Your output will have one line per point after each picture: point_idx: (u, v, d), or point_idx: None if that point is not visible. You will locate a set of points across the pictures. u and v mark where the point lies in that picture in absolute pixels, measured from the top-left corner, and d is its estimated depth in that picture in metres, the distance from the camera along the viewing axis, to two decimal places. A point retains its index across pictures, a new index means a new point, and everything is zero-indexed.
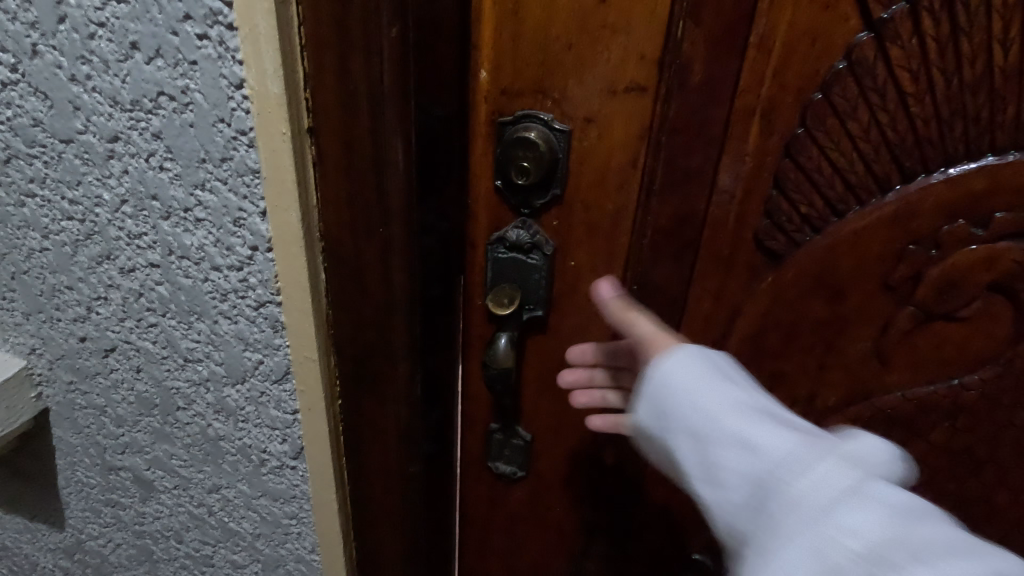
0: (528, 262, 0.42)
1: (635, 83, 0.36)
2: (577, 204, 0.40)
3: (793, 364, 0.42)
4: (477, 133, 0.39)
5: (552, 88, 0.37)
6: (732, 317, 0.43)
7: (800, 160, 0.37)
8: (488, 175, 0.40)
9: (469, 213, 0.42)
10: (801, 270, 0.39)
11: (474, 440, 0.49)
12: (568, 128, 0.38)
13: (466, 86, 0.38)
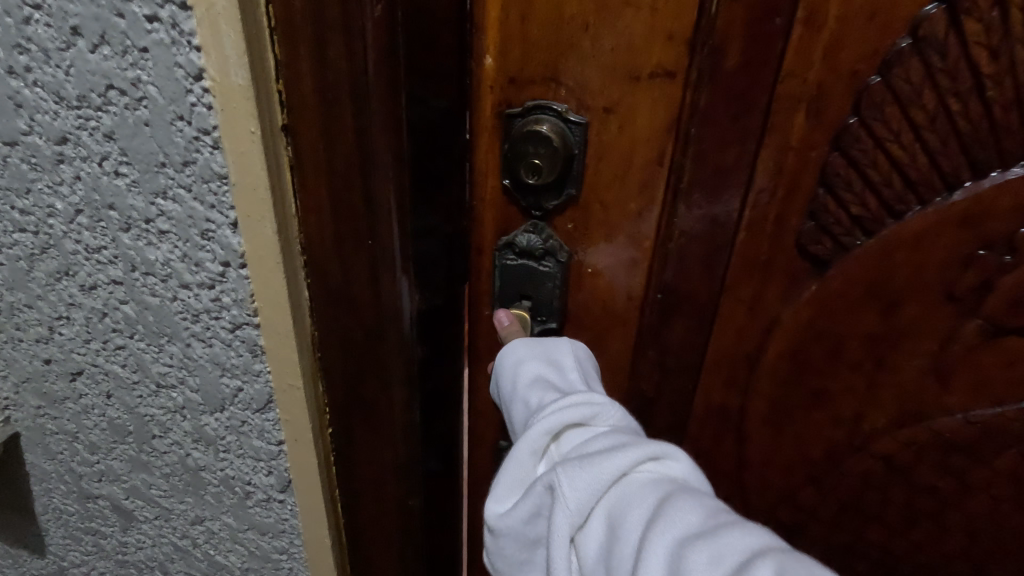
0: (540, 270, 0.38)
1: (661, 67, 0.32)
2: (594, 205, 0.36)
3: (837, 382, 0.38)
4: (483, 126, 0.35)
5: (566, 75, 0.33)
6: (768, 330, 0.38)
7: (852, 154, 0.32)
8: (495, 174, 0.36)
9: (476, 214, 0.38)
10: (849, 278, 0.35)
11: (484, 458, 0.45)
12: (584, 120, 0.34)
13: (470, 73, 0.34)
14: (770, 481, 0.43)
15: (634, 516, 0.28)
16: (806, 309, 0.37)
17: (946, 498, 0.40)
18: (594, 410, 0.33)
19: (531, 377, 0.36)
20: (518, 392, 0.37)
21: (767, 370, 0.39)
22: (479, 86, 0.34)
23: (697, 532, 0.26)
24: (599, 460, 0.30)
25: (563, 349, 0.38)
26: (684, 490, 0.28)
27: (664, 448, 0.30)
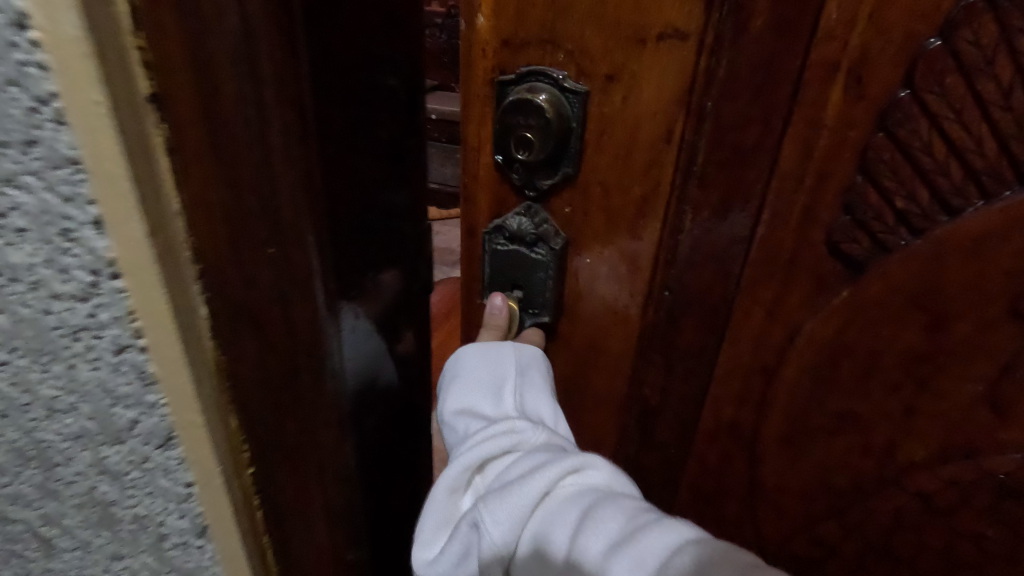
0: (531, 257, 0.34)
1: (671, 27, 0.27)
2: (594, 188, 0.32)
3: (867, 404, 0.33)
4: (474, 96, 0.32)
5: (566, 37, 0.29)
6: (789, 340, 0.33)
7: (900, 136, 0.27)
8: (487, 149, 0.33)
9: (469, 194, 0.35)
10: (889, 284, 0.30)
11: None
12: (583, 89, 0.29)
13: (463, 37, 0.31)
14: (785, 509, 0.38)
15: (561, 534, 0.30)
16: (833, 320, 0.32)
17: (996, 550, 0.33)
18: (516, 438, 0.34)
19: (455, 402, 0.37)
20: (443, 421, 0.37)
21: (785, 386, 0.34)
22: (470, 52, 0.31)
23: (617, 538, 0.29)
24: (518, 486, 0.32)
25: (506, 351, 0.35)
26: (600, 497, 0.31)
27: (584, 460, 0.33)
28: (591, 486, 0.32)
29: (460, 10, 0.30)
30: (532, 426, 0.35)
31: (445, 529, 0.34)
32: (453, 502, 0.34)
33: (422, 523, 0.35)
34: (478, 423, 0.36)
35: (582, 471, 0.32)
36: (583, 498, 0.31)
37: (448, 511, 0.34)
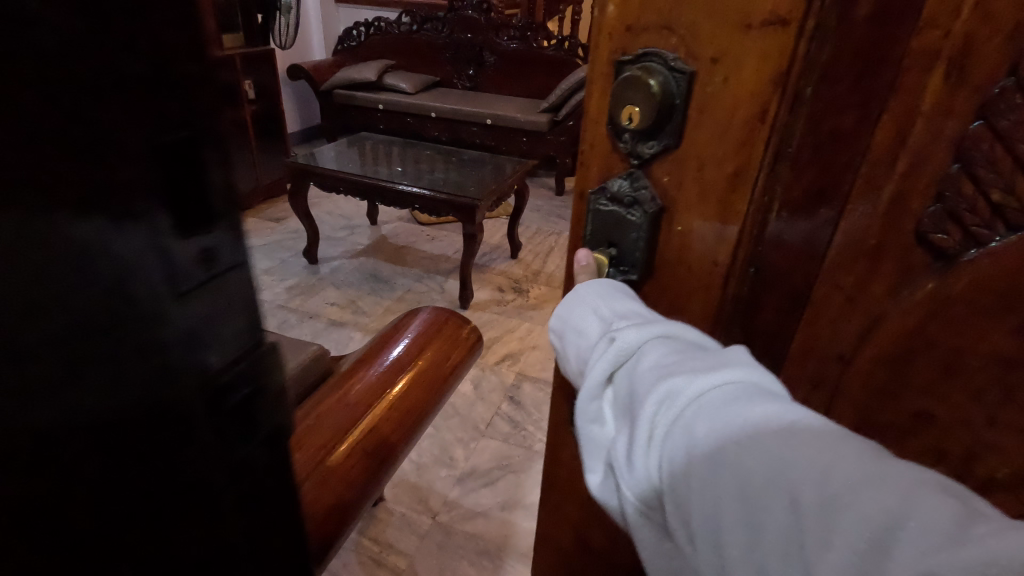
0: (627, 220, 0.35)
1: (777, 12, 0.27)
2: (691, 161, 0.32)
3: (944, 407, 0.32)
4: (595, 72, 0.34)
5: (679, 20, 0.30)
6: (866, 332, 0.34)
7: (1000, 126, 0.27)
8: (601, 120, 0.35)
9: (582, 158, 0.37)
10: (976, 281, 0.29)
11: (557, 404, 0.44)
12: (690, 69, 0.30)
13: (593, 16, 0.33)
14: None
15: (673, 456, 0.28)
16: (917, 311, 0.31)
17: None
18: (620, 348, 0.33)
19: (572, 340, 0.37)
20: (568, 362, 0.37)
21: (857, 377, 0.35)
22: (598, 32, 0.33)
23: (724, 449, 0.26)
24: (640, 400, 0.31)
25: (588, 289, 0.36)
26: (714, 395, 0.28)
27: (680, 370, 0.30)
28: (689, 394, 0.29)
29: None
30: (633, 331, 0.33)
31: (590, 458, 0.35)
32: (600, 433, 0.34)
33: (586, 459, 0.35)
34: (592, 345, 0.35)
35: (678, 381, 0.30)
36: (685, 413, 0.29)
37: (599, 439, 0.34)
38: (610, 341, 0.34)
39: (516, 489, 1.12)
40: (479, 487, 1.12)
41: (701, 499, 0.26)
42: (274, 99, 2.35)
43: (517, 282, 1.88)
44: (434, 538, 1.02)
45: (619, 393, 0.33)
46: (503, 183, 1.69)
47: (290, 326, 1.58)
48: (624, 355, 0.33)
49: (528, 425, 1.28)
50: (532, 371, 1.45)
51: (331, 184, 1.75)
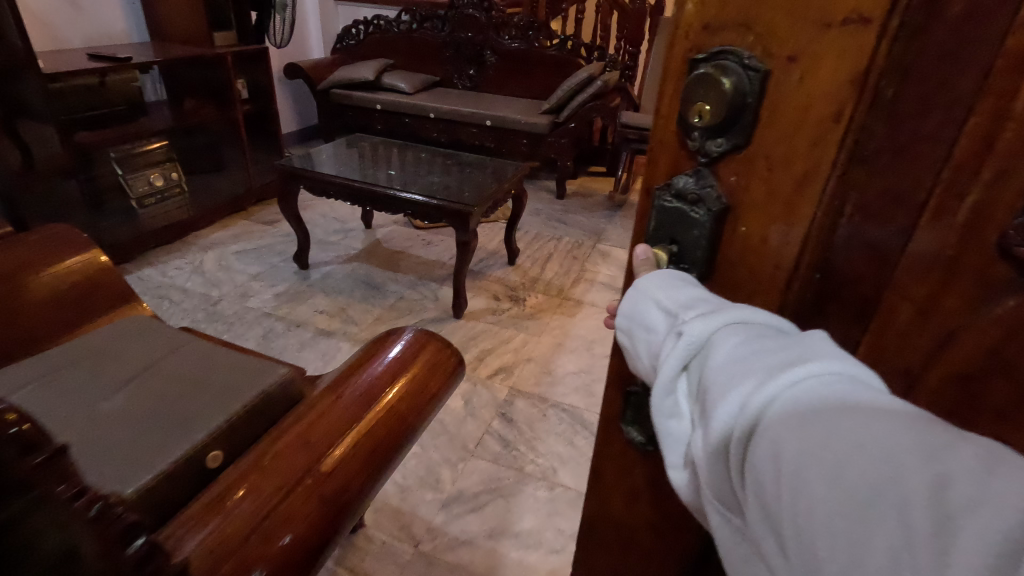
0: (690, 217, 0.35)
1: (856, 12, 0.27)
2: (760, 160, 0.32)
3: (1020, 437, 0.27)
4: (671, 69, 0.33)
5: (759, 19, 0.29)
6: (952, 334, 0.29)
7: None
8: (672, 118, 0.34)
9: (651, 154, 0.37)
10: None
11: (613, 396, 0.45)
12: (764, 69, 0.29)
13: (672, 15, 0.32)
14: None
15: (754, 455, 0.25)
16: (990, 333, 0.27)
17: None
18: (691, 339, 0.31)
19: (643, 336, 0.35)
20: (640, 359, 0.36)
21: (925, 394, 0.32)
22: (675, 30, 0.32)
23: (814, 449, 0.23)
24: (714, 397, 0.28)
25: (656, 281, 0.35)
26: (802, 389, 0.26)
27: (763, 362, 0.27)
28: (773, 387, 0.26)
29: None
30: (706, 320, 0.31)
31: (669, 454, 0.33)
32: (677, 431, 0.32)
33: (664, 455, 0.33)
34: (664, 335, 0.33)
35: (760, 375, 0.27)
36: (768, 408, 0.26)
37: (677, 437, 0.32)
38: (681, 333, 0.31)
39: (505, 515, 1.10)
40: (465, 514, 1.10)
41: (788, 504, 0.24)
42: (269, 99, 2.31)
43: (513, 290, 1.87)
44: (416, 568, 1.00)
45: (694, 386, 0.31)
46: (502, 188, 1.67)
47: (276, 337, 1.57)
48: (698, 346, 0.31)
49: (520, 444, 1.26)
50: (525, 386, 1.44)
51: (324, 187, 1.72)
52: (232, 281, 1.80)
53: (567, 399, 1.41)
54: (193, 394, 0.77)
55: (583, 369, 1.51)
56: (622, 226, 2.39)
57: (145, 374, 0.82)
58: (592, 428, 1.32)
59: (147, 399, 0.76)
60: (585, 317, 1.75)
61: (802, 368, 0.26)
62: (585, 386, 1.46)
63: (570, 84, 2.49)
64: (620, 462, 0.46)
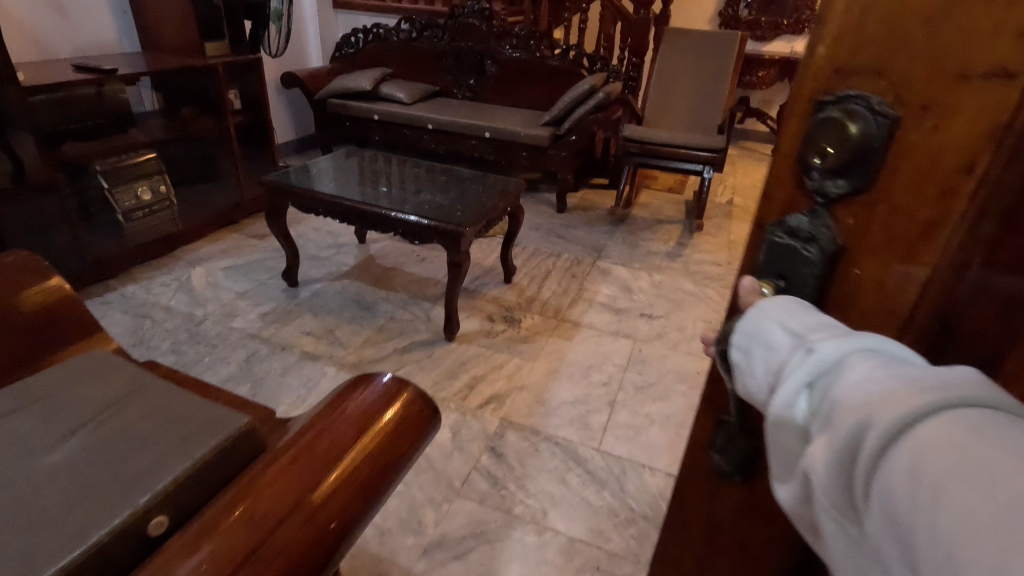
0: (801, 255, 0.31)
1: (999, 66, 0.25)
2: (883, 206, 0.29)
3: None
4: (795, 109, 0.31)
5: (893, 67, 0.27)
6: None
7: None
8: (790, 156, 0.32)
9: (762, 188, 0.33)
10: None
11: (701, 424, 0.43)
12: (897, 115, 0.27)
13: (799, 57, 0.30)
14: None
15: (896, 482, 0.22)
16: None
17: None
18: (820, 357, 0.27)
19: (758, 352, 0.31)
20: (750, 377, 0.31)
21: None
22: (799, 75, 0.30)
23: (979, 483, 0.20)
24: (847, 420, 0.24)
25: (779, 304, 0.31)
26: (965, 419, 0.22)
27: (913, 382, 0.24)
28: (925, 410, 0.22)
29: (804, 37, 0.30)
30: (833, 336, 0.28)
31: (788, 480, 0.29)
32: (792, 450, 0.28)
33: (778, 476, 0.29)
34: (784, 351, 0.29)
35: (907, 393, 0.23)
36: (917, 428, 0.22)
37: (794, 456, 0.28)
38: (809, 347, 0.28)
39: (489, 563, 1.03)
40: (447, 561, 1.03)
41: (936, 541, 0.20)
42: (262, 110, 2.26)
43: (509, 311, 1.80)
44: None
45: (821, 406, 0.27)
46: (492, 207, 1.60)
47: (259, 360, 1.50)
48: (830, 362, 0.27)
49: (509, 482, 1.20)
50: (517, 418, 1.37)
51: (311, 204, 1.66)
52: (218, 300, 1.74)
53: (561, 431, 1.34)
54: (150, 444, 0.70)
55: (579, 400, 1.44)
56: (624, 242, 2.32)
57: (102, 418, 0.75)
58: (585, 465, 1.25)
59: (98, 451, 0.70)
60: (582, 340, 1.68)
61: (959, 391, 0.23)
62: (580, 417, 1.39)
63: (571, 95, 2.43)
64: (698, 502, 0.44)
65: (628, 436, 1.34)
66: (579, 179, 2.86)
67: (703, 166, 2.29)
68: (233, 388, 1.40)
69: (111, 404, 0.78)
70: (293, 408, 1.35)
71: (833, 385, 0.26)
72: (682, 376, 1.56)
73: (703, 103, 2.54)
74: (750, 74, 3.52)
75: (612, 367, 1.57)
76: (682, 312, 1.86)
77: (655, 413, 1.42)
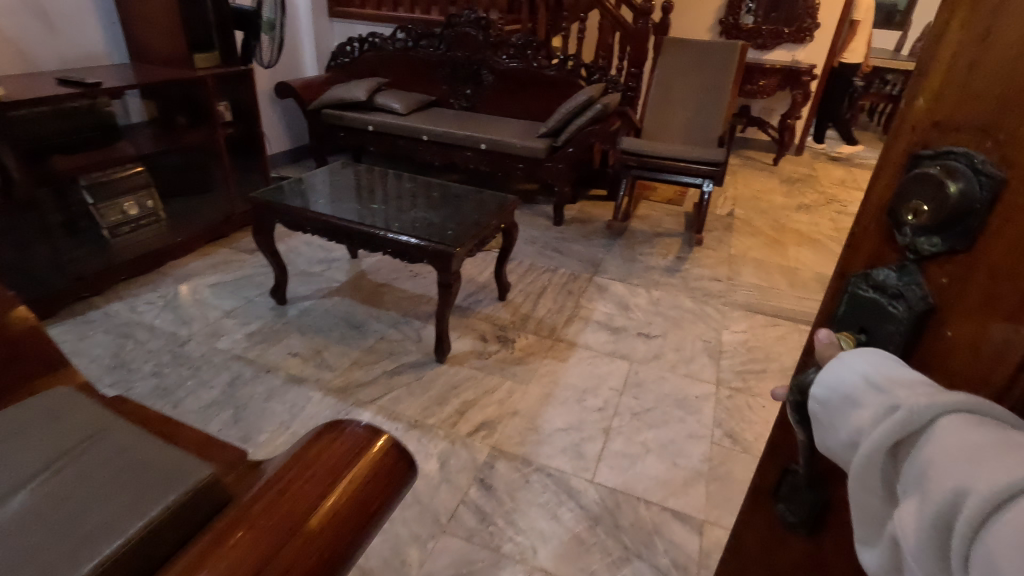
0: (887, 310, 0.32)
1: None
2: (982, 270, 0.28)
3: None
4: (893, 162, 0.31)
5: (1002, 121, 0.26)
6: None
7: None
8: (884, 209, 0.32)
9: (852, 239, 0.34)
10: None
11: (769, 469, 0.44)
12: (1003, 175, 0.26)
13: (901, 114, 0.31)
14: None
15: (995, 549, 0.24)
16: None
17: None
18: (908, 421, 0.29)
19: (842, 410, 0.32)
20: (833, 430, 0.33)
21: None
22: (900, 125, 0.31)
23: None
24: (946, 487, 0.27)
25: (859, 362, 0.32)
26: None
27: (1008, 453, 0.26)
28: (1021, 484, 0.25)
29: (908, 92, 0.31)
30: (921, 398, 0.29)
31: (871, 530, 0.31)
32: (882, 498, 0.31)
33: (861, 530, 0.32)
34: (870, 411, 0.31)
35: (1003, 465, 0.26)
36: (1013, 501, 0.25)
37: (885, 508, 0.30)
38: (896, 408, 0.29)
39: None
40: None
41: None
42: (254, 121, 2.22)
43: (502, 330, 1.75)
44: None
45: (913, 469, 0.29)
46: (484, 225, 1.57)
47: (243, 384, 1.45)
48: (920, 426, 0.29)
49: (497, 518, 1.15)
50: (508, 447, 1.32)
51: (297, 222, 1.62)
52: (204, 318, 1.70)
53: (553, 461, 1.29)
54: (101, 500, 0.66)
55: (572, 427, 1.40)
56: (622, 257, 2.27)
57: (57, 467, 0.71)
58: (578, 498, 1.20)
59: (45, 510, 0.66)
60: (577, 362, 1.63)
61: None
62: (574, 446, 1.34)
63: (568, 107, 2.39)
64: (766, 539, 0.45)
65: (623, 467, 1.29)
66: (577, 191, 2.82)
67: (703, 180, 2.24)
68: (215, 414, 1.36)
69: (68, 451, 0.74)
70: (276, 436, 1.30)
71: (926, 449, 0.29)
72: (680, 401, 1.51)
73: (702, 115, 2.50)
74: (751, 83, 3.47)
75: (608, 392, 1.52)
76: (681, 332, 1.81)
77: (652, 441, 1.37)
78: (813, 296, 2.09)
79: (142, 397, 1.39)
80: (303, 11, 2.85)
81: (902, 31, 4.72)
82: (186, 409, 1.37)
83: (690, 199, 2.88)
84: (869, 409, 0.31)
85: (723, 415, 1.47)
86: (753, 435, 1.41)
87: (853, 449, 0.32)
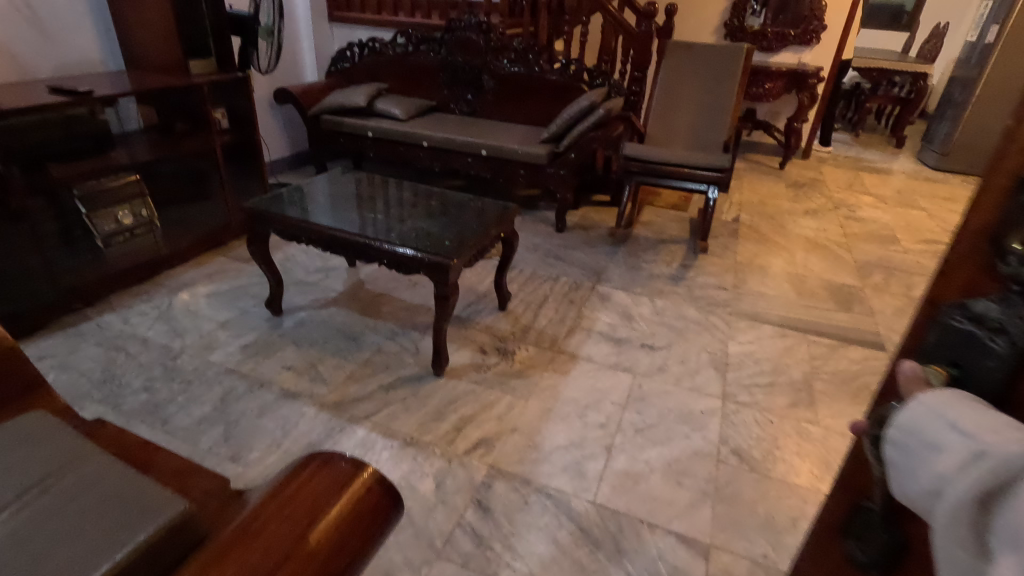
0: (987, 345, 0.32)
1: None
2: None
3: None
4: (990, 191, 0.33)
5: None
6: None
7: None
8: (982, 234, 0.33)
9: (944, 268, 0.35)
10: None
11: (841, 504, 0.43)
12: None
13: (1004, 146, 0.33)
14: None
15: None
16: None
17: None
18: (1003, 472, 0.28)
19: (920, 452, 0.31)
20: (915, 478, 0.32)
21: None
22: (998, 162, 0.33)
23: None
24: None
25: (948, 404, 0.31)
26: None
27: None
28: None
29: (1004, 132, 0.33)
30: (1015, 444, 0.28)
31: None
32: (977, 559, 0.29)
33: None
34: (964, 460, 0.29)
35: None
36: None
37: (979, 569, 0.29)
38: (991, 455, 0.29)
39: None
40: None
41: None
42: (251, 128, 2.19)
43: (502, 342, 1.71)
44: None
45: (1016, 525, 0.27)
46: (484, 235, 1.54)
47: (235, 399, 1.41)
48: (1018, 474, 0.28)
49: (495, 543, 1.10)
50: (506, 465, 1.28)
51: (291, 232, 1.58)
52: (198, 330, 1.66)
53: (553, 481, 1.25)
54: (68, 535, 0.62)
55: (574, 444, 1.35)
56: (625, 264, 2.23)
57: (21, 503, 0.67)
58: (579, 520, 1.16)
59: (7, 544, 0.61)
60: (579, 375, 1.58)
61: None
62: (575, 465, 1.29)
63: (571, 112, 2.35)
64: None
65: (626, 487, 1.25)
66: (580, 196, 2.78)
67: (707, 186, 2.19)
68: (205, 431, 1.32)
69: (35, 486, 0.69)
70: (267, 455, 1.26)
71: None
72: (684, 417, 1.46)
73: (707, 119, 2.46)
74: (757, 86, 3.41)
75: (610, 407, 1.47)
76: (686, 343, 1.76)
77: (656, 459, 1.32)
78: (821, 305, 2.04)
79: (131, 413, 1.35)
80: (302, 15, 2.81)
81: (910, 33, 4.66)
82: (176, 425, 1.33)
83: (694, 205, 2.84)
84: (954, 454, 0.30)
85: (730, 431, 1.42)
86: (761, 452, 1.36)
87: (936, 497, 0.31)
